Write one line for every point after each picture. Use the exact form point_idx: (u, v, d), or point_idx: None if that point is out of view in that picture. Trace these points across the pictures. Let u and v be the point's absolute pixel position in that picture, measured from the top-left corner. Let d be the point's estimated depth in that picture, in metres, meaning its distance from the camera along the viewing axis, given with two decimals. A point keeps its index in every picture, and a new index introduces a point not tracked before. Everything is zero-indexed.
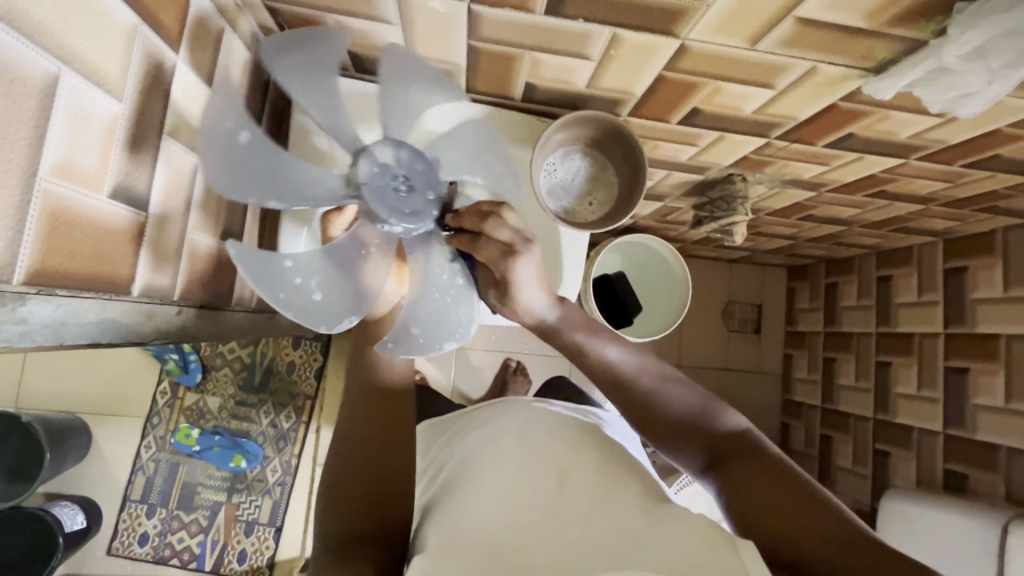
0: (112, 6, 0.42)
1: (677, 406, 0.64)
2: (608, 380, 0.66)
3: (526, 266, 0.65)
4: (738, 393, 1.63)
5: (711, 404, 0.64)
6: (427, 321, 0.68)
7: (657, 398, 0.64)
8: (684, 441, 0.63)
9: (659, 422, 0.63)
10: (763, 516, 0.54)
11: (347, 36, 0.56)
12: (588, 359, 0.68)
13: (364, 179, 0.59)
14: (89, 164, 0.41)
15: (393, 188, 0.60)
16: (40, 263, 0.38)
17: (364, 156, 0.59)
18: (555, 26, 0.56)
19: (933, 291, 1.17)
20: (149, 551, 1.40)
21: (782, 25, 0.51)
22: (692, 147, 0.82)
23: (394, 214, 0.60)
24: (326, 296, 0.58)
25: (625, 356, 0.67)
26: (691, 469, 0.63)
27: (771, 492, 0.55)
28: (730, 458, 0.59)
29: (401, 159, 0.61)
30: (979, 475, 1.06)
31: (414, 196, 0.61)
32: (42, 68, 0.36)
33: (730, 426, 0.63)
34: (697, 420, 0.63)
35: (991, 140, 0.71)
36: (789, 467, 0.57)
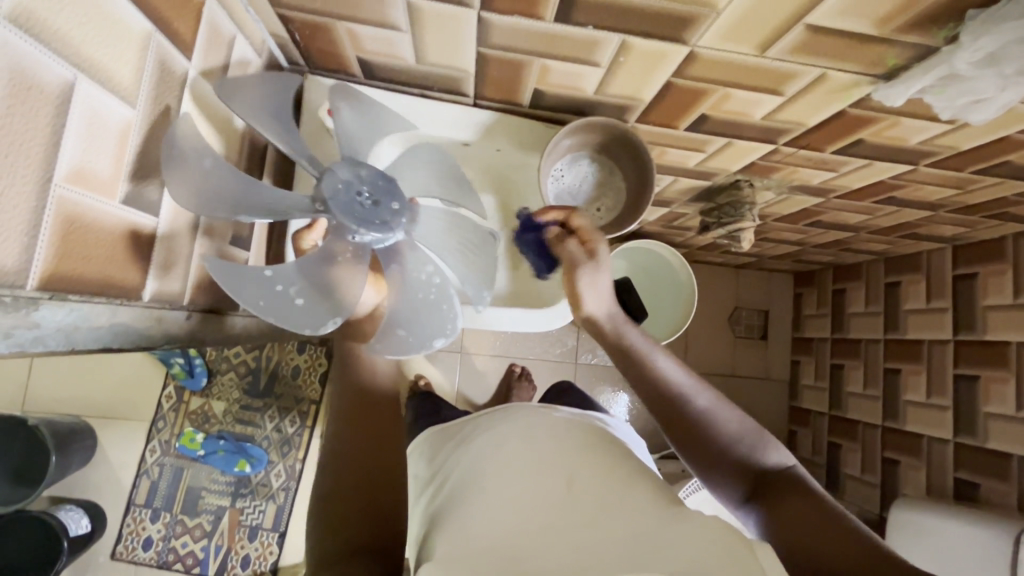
0: (128, 14, 0.42)
1: (722, 432, 0.63)
2: (659, 393, 0.65)
3: (593, 274, 0.71)
4: (745, 400, 1.62)
5: (762, 436, 0.63)
6: (410, 321, 0.65)
7: (709, 419, 0.64)
8: (729, 466, 0.62)
9: (709, 444, 0.63)
10: (806, 549, 0.53)
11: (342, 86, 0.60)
12: (642, 369, 0.67)
13: (329, 194, 0.56)
14: (103, 171, 0.42)
15: (358, 200, 0.57)
16: (54, 269, 0.38)
17: (325, 174, 0.57)
18: (564, 33, 0.56)
19: (942, 298, 1.16)
20: (153, 556, 1.40)
21: (792, 32, 0.51)
22: (699, 153, 0.82)
23: (365, 225, 0.57)
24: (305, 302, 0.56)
25: (679, 370, 0.67)
26: (730, 498, 0.62)
27: (820, 530, 0.54)
28: (777, 492, 0.59)
29: (363, 176, 0.59)
30: (991, 484, 1.05)
31: (379, 207, 0.58)
32: (58, 75, 0.36)
33: (778, 463, 0.62)
34: (745, 449, 0.62)
35: (1002, 146, 0.70)
36: (837, 509, 0.56)
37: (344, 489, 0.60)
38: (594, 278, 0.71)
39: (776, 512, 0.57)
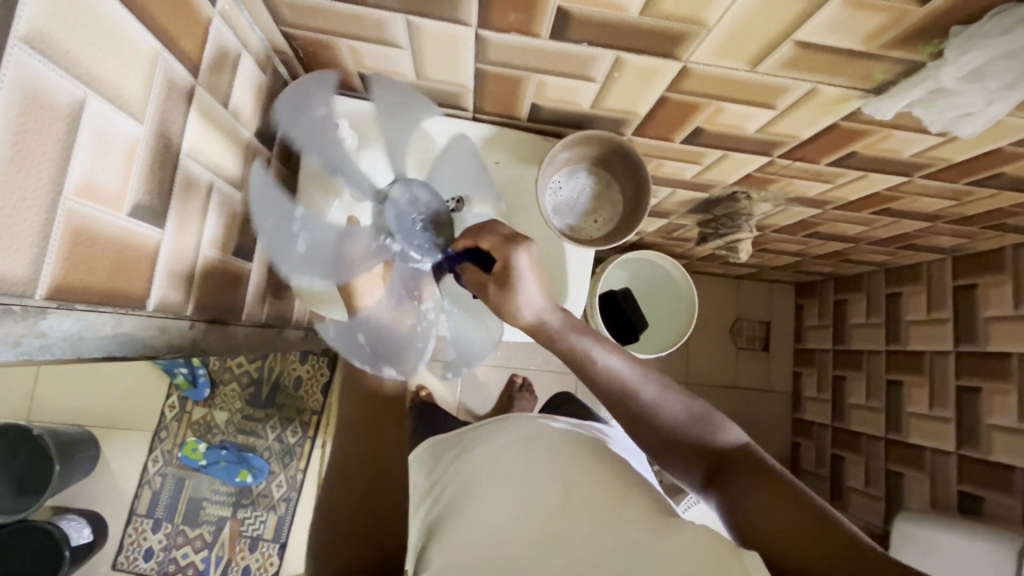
0: (136, 33, 0.44)
1: (675, 419, 0.62)
2: (605, 391, 0.63)
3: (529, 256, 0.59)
4: (747, 411, 1.61)
5: (710, 415, 0.63)
6: (376, 333, 0.67)
7: (656, 410, 0.62)
8: (683, 453, 0.62)
9: (656, 437, 0.62)
10: (765, 529, 0.54)
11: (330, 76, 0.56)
12: (587, 370, 0.63)
13: (393, 225, 0.62)
14: (111, 184, 0.43)
15: (417, 228, 0.63)
16: (62, 280, 0.40)
17: (386, 204, 0.62)
18: (559, 50, 0.58)
19: (943, 308, 1.16)
20: (154, 566, 1.40)
21: (781, 48, 0.53)
22: (696, 165, 0.83)
23: (427, 254, 0.63)
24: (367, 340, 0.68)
25: (621, 363, 0.63)
26: (692, 484, 0.62)
27: (774, 507, 0.55)
28: (730, 472, 0.59)
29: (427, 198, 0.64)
30: (995, 497, 1.04)
31: (432, 228, 0.63)
32: (69, 93, 0.38)
33: (731, 439, 0.62)
34: (697, 432, 0.62)
35: (995, 158, 0.71)
36: (796, 487, 0.56)
37: (349, 500, 0.64)
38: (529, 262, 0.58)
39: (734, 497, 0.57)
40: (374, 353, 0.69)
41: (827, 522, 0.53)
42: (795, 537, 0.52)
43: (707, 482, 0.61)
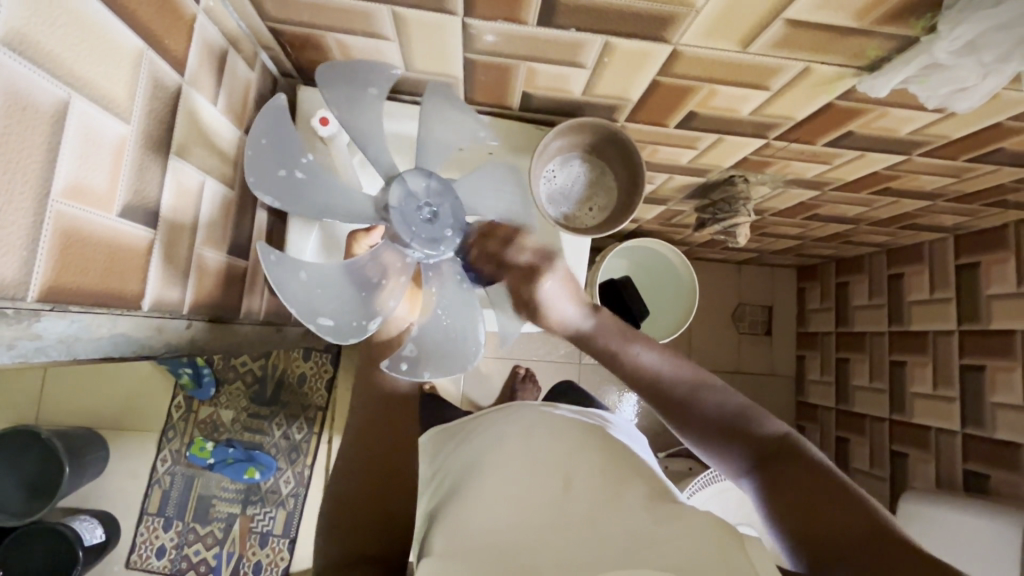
0: (119, 33, 0.44)
1: (713, 410, 0.62)
2: (645, 386, 0.65)
3: (550, 283, 0.69)
4: (751, 396, 1.61)
5: (749, 407, 0.63)
6: (329, 279, 0.59)
7: (692, 402, 0.63)
8: (724, 443, 0.61)
9: (693, 425, 0.62)
10: (791, 513, 0.54)
11: (391, 71, 0.60)
12: (621, 366, 0.67)
13: (394, 203, 0.60)
14: (99, 186, 0.43)
15: (418, 213, 0.61)
16: (53, 282, 0.40)
17: (396, 181, 0.61)
18: (548, 37, 0.57)
19: (945, 288, 1.15)
20: (167, 564, 1.42)
21: (772, 27, 0.52)
22: (691, 150, 0.82)
23: (417, 240, 0.61)
24: (308, 280, 0.57)
25: (660, 360, 0.66)
26: (734, 471, 0.61)
27: (805, 492, 0.54)
28: (773, 461, 0.58)
29: (431, 189, 0.62)
30: (1001, 475, 1.03)
31: (437, 225, 0.62)
32: (52, 95, 0.38)
33: (773, 429, 0.61)
34: (734, 422, 0.62)
35: (994, 134, 0.70)
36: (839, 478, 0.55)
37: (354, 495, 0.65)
38: (559, 287, 0.69)
39: (774, 483, 0.57)
40: (318, 305, 0.57)
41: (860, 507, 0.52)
42: (821, 517, 0.52)
43: (749, 468, 0.60)
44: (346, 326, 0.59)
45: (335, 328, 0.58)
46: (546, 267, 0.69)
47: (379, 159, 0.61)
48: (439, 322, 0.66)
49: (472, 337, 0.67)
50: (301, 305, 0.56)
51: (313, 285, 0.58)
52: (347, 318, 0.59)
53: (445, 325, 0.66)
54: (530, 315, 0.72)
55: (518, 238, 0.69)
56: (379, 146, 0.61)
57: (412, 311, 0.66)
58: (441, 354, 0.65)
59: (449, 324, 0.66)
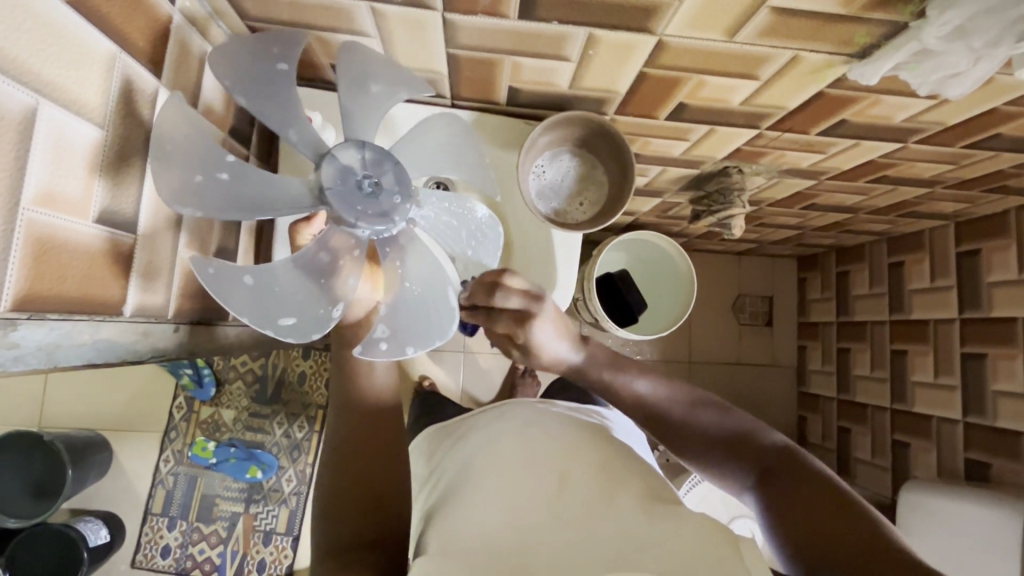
0: (90, 37, 0.43)
1: (711, 430, 0.62)
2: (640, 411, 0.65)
3: (544, 327, 0.64)
4: (752, 387, 1.60)
5: (747, 423, 0.63)
6: (273, 276, 0.56)
7: (691, 424, 0.63)
8: (725, 461, 0.61)
9: (694, 448, 0.62)
10: (799, 529, 0.54)
11: (301, 36, 0.56)
12: (618, 394, 0.66)
13: (328, 183, 0.56)
14: (72, 192, 0.43)
15: (357, 189, 0.57)
16: (28, 290, 0.39)
17: (328, 159, 0.56)
18: (531, 30, 0.56)
19: (946, 276, 1.14)
20: (172, 563, 1.43)
21: (757, 16, 0.51)
22: (683, 142, 0.81)
23: (362, 218, 0.57)
24: (256, 285, 0.54)
25: (655, 387, 0.65)
26: (738, 489, 0.62)
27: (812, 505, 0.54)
28: (773, 475, 0.58)
29: (366, 160, 0.58)
30: (1002, 464, 1.03)
31: (382, 197, 0.58)
32: (20, 101, 0.37)
33: (772, 441, 0.61)
34: (735, 440, 0.62)
35: (991, 119, 0.69)
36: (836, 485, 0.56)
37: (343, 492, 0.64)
38: (547, 331, 0.65)
39: (775, 498, 0.57)
40: (271, 310, 0.55)
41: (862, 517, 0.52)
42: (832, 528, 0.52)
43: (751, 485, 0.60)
44: (311, 322, 0.57)
45: (299, 325, 0.56)
46: (535, 314, 0.64)
47: (305, 140, 0.57)
48: (409, 296, 0.64)
49: (446, 302, 0.64)
50: (257, 312, 0.54)
51: (264, 286, 0.55)
52: (307, 311, 0.57)
53: (418, 297, 0.64)
54: (522, 355, 0.67)
55: (496, 292, 0.64)
56: (300, 125, 0.57)
57: (374, 289, 0.65)
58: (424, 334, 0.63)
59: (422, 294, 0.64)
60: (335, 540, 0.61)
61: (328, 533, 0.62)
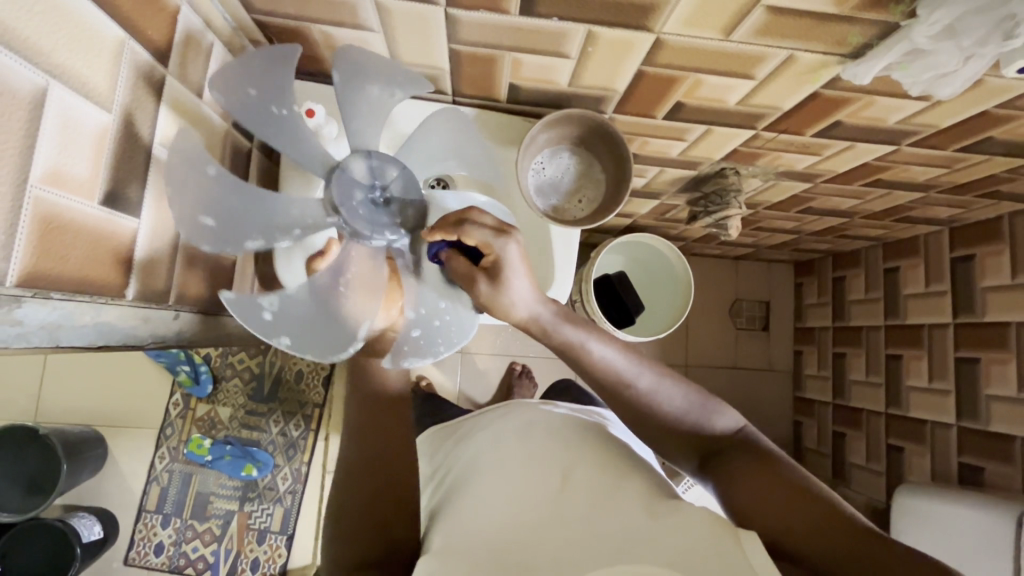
0: (99, 22, 0.44)
1: (672, 408, 0.64)
2: (603, 381, 0.64)
3: (513, 245, 0.62)
4: (749, 392, 1.61)
5: (706, 401, 0.65)
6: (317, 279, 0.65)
7: (655, 399, 0.64)
8: (680, 442, 0.63)
9: (654, 423, 0.64)
10: (753, 504, 0.56)
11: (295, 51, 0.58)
12: (583, 359, 0.65)
13: (339, 200, 0.62)
14: (79, 173, 0.43)
15: (371, 199, 0.64)
16: (33, 269, 0.40)
17: (336, 174, 0.62)
18: (531, 26, 0.57)
19: (940, 280, 1.15)
20: (165, 561, 1.42)
21: (752, 15, 0.52)
22: (680, 142, 0.82)
23: (378, 230, 0.64)
24: (222, 222, 0.56)
25: (620, 354, 0.65)
26: (692, 470, 0.63)
27: (766, 482, 0.56)
28: (726, 456, 0.60)
29: (396, 182, 0.64)
30: (995, 468, 1.03)
31: (385, 214, 0.64)
32: (30, 81, 0.38)
33: (725, 427, 0.64)
34: (694, 418, 0.64)
35: (982, 122, 0.70)
36: (787, 465, 0.58)
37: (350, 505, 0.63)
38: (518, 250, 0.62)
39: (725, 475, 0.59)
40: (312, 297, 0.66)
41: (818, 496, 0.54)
42: (788, 508, 0.54)
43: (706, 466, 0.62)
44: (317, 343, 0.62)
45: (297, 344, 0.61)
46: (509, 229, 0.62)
47: (312, 156, 0.62)
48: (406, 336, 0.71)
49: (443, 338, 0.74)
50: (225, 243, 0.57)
51: (238, 214, 0.57)
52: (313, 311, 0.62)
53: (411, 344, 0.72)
54: (492, 287, 0.62)
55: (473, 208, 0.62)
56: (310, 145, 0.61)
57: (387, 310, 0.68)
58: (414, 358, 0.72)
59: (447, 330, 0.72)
60: (345, 554, 0.61)
61: (336, 546, 0.62)
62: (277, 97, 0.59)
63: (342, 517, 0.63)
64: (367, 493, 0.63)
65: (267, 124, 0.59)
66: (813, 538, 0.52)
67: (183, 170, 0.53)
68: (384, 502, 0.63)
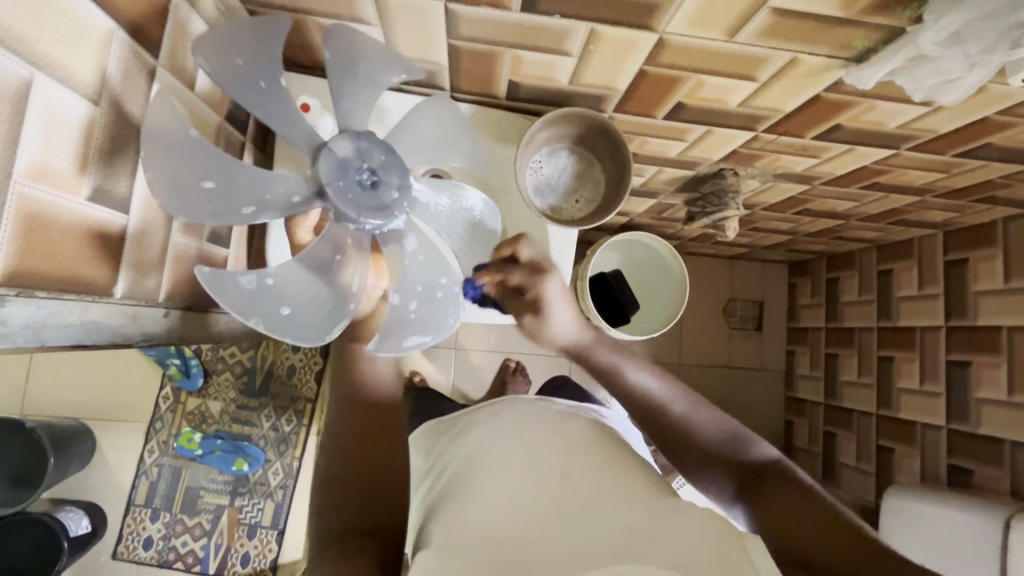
0: (86, 11, 0.43)
1: (709, 434, 0.66)
2: (641, 403, 0.68)
3: (553, 284, 0.70)
4: (741, 390, 1.61)
5: (743, 433, 0.67)
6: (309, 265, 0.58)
7: (691, 425, 0.66)
8: (716, 469, 0.65)
9: (693, 450, 0.65)
10: (791, 538, 0.57)
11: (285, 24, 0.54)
12: (621, 385, 0.69)
13: (327, 177, 0.57)
14: (65, 168, 0.42)
15: (359, 179, 0.58)
16: (18, 266, 0.39)
17: (323, 152, 0.57)
18: (532, 23, 0.56)
19: (933, 283, 1.15)
20: (154, 555, 1.41)
21: (757, 17, 0.51)
22: (680, 142, 0.81)
23: (370, 213, 0.58)
24: (221, 188, 0.52)
25: (655, 382, 0.69)
26: (721, 500, 0.65)
27: (804, 516, 0.58)
28: (759, 488, 0.62)
29: (361, 151, 0.59)
30: (984, 470, 1.04)
31: (381, 190, 0.59)
32: (14, 72, 0.37)
33: (762, 457, 0.65)
34: (732, 446, 0.65)
35: (982, 129, 0.70)
36: (826, 502, 0.59)
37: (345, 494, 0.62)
38: (557, 289, 0.70)
39: (759, 507, 0.61)
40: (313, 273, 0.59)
41: (860, 534, 0.55)
42: (829, 542, 0.55)
43: (739, 497, 0.63)
44: (318, 325, 0.56)
45: (295, 320, 0.55)
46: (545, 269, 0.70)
47: (301, 135, 0.57)
48: (404, 313, 0.63)
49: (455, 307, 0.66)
50: (208, 216, 0.52)
51: (221, 186, 0.52)
52: (298, 295, 0.56)
53: (413, 318, 0.63)
54: (534, 320, 0.71)
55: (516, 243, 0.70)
56: (293, 121, 0.56)
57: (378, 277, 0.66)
58: (415, 337, 0.63)
59: (445, 301, 0.65)
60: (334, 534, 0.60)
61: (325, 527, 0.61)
62: (265, 71, 0.55)
63: (333, 504, 0.62)
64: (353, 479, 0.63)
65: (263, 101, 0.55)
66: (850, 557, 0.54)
67: (174, 141, 0.49)
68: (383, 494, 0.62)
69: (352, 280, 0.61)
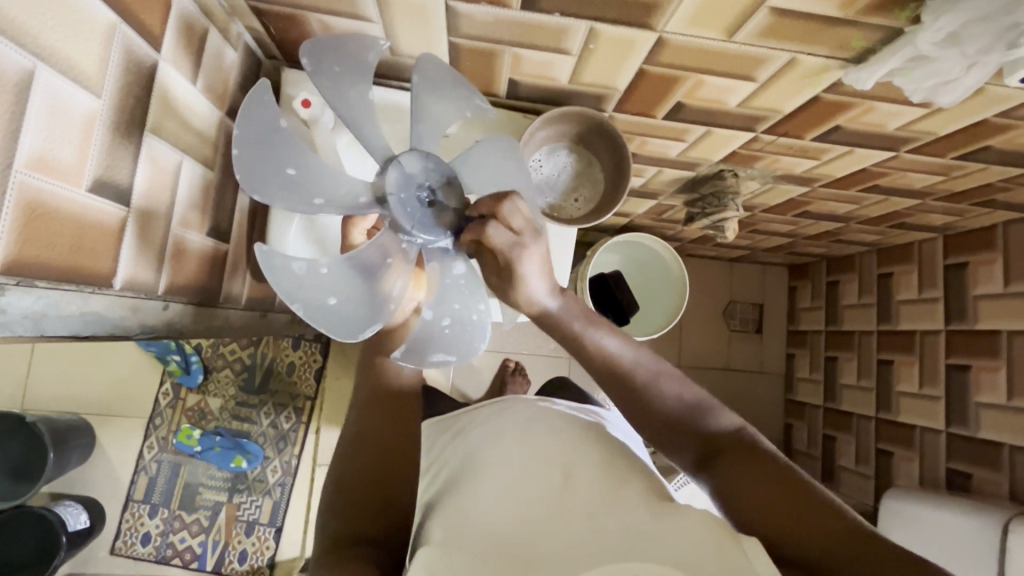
0: (89, 4, 0.43)
1: (673, 402, 0.61)
2: (602, 370, 0.62)
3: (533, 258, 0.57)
4: (741, 393, 1.61)
5: (710, 401, 0.62)
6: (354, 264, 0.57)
7: (655, 393, 0.61)
8: (679, 438, 0.61)
9: (654, 417, 0.61)
10: (751, 508, 0.55)
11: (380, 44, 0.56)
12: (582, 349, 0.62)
13: (391, 189, 0.56)
14: (66, 158, 0.42)
15: (419, 198, 0.57)
16: (18, 255, 0.39)
17: (392, 165, 0.57)
18: (533, 21, 0.57)
19: (933, 287, 1.15)
20: (152, 551, 1.41)
21: (756, 16, 0.52)
22: (680, 143, 0.82)
23: (421, 231, 0.57)
24: (299, 176, 0.55)
25: (621, 346, 0.63)
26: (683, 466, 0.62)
27: (769, 488, 0.55)
28: (721, 457, 0.58)
29: (430, 172, 0.58)
30: (983, 474, 1.04)
31: (438, 211, 0.58)
32: (16, 63, 0.37)
33: (727, 425, 0.61)
34: (694, 414, 0.61)
35: (981, 131, 0.70)
36: (790, 471, 0.56)
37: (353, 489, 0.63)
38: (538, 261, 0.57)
39: (721, 475, 0.57)
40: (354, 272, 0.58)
41: (828, 507, 0.53)
42: (794, 514, 0.53)
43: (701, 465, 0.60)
44: (352, 323, 0.57)
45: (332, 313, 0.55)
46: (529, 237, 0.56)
47: (372, 144, 0.58)
48: (436, 328, 0.62)
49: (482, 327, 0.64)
50: (276, 198, 0.54)
51: (298, 175, 0.55)
52: (340, 291, 0.56)
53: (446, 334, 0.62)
54: (499, 283, 0.58)
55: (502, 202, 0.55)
56: (373, 129, 0.57)
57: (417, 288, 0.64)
58: (441, 355, 0.62)
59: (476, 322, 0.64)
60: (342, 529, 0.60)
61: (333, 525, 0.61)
62: (359, 78, 0.57)
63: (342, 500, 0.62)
64: (361, 474, 0.63)
65: (345, 104, 0.56)
66: (805, 531, 0.52)
67: (255, 127, 0.52)
68: (389, 487, 0.63)
69: (394, 284, 0.60)
